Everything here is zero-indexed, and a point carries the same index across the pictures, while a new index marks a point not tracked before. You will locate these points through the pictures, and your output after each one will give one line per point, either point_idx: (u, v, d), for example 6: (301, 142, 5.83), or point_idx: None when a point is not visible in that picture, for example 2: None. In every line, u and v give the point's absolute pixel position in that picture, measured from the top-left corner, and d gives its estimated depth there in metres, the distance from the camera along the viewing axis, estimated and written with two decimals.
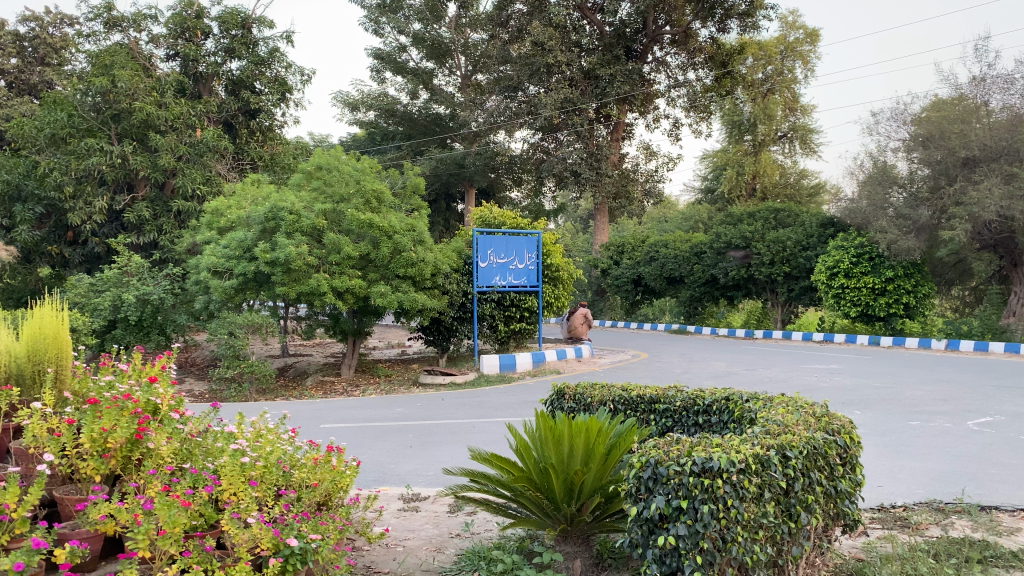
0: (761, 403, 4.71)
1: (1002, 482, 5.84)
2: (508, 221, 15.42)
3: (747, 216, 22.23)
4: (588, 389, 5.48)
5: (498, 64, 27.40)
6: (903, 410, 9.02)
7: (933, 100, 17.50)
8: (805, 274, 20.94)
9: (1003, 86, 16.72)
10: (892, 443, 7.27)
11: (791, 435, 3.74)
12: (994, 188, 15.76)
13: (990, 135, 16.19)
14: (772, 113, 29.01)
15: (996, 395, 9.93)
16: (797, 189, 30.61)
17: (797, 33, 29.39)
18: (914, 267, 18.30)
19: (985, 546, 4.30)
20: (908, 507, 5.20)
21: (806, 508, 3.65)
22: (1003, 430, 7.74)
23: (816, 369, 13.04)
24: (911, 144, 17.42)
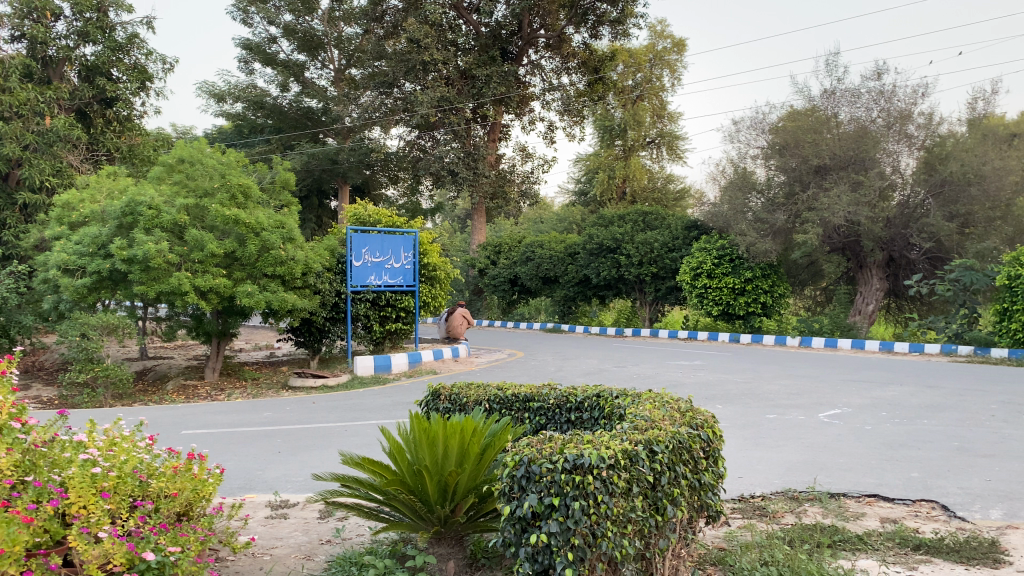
0: (629, 399, 4.83)
1: (849, 469, 6.23)
2: (383, 219, 15.19)
3: (618, 218, 22.85)
4: (463, 389, 5.45)
5: (373, 59, 27.01)
6: (762, 403, 9.49)
7: (789, 111, 18.50)
8: (671, 275, 21.72)
9: (849, 100, 17.87)
10: (751, 436, 7.63)
11: (658, 430, 3.84)
12: (842, 195, 16.83)
13: (839, 145, 17.31)
14: (641, 119, 30.00)
15: (844, 389, 10.61)
16: (663, 193, 31.64)
17: (665, 42, 30.42)
18: (771, 268, 19.35)
19: (835, 530, 4.58)
20: (765, 497, 5.46)
21: (672, 501, 3.76)
22: (850, 421, 8.26)
23: (681, 366, 13.54)
24: (769, 152, 18.44)
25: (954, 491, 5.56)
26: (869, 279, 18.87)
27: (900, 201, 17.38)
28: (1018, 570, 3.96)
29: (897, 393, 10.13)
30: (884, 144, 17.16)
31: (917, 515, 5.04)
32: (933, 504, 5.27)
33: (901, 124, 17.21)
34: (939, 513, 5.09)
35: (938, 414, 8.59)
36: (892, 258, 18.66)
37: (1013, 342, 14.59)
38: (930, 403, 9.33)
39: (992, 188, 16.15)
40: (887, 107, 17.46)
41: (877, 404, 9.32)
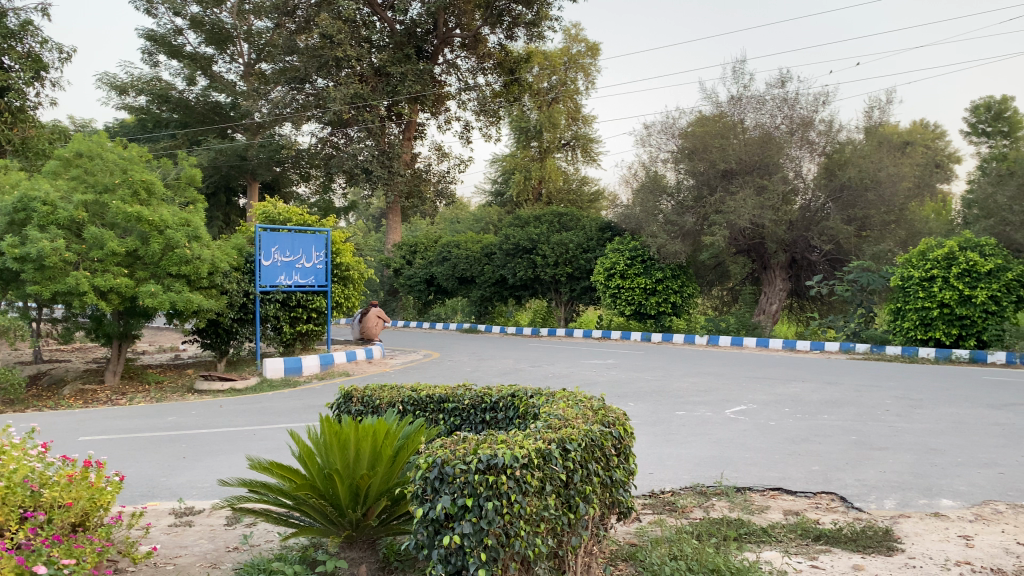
0: (544, 398, 4.86)
1: (754, 464, 6.43)
2: (293, 218, 14.87)
3: (534, 219, 23.04)
4: (376, 391, 5.37)
5: (285, 54, 26.44)
6: (671, 401, 9.71)
7: (697, 116, 19.00)
8: (585, 275, 22.01)
9: (755, 106, 18.54)
10: (661, 432, 7.79)
11: (571, 428, 3.87)
12: (748, 199, 17.35)
13: (745, 150, 17.86)
14: (556, 122, 30.29)
15: (749, 385, 10.96)
16: (578, 195, 32.07)
17: (579, 46, 30.84)
18: (680, 269, 19.88)
19: (741, 524, 4.71)
20: (675, 492, 5.59)
21: (584, 499, 3.80)
22: (755, 417, 8.54)
23: (595, 365, 13.72)
24: (679, 156, 18.86)
25: (852, 483, 5.81)
26: (773, 279, 19.54)
27: (802, 204, 18.07)
28: (910, 556, 4.16)
29: (799, 390, 10.52)
30: (787, 150, 17.84)
31: (817, 507, 5.24)
32: (832, 496, 5.48)
33: (803, 131, 17.95)
34: (838, 504, 5.31)
35: (837, 409, 8.96)
36: (794, 259, 19.39)
37: (906, 339, 15.37)
38: (829, 398, 9.73)
39: (887, 193, 16.96)
40: (790, 114, 18.16)
41: (781, 400, 9.66)
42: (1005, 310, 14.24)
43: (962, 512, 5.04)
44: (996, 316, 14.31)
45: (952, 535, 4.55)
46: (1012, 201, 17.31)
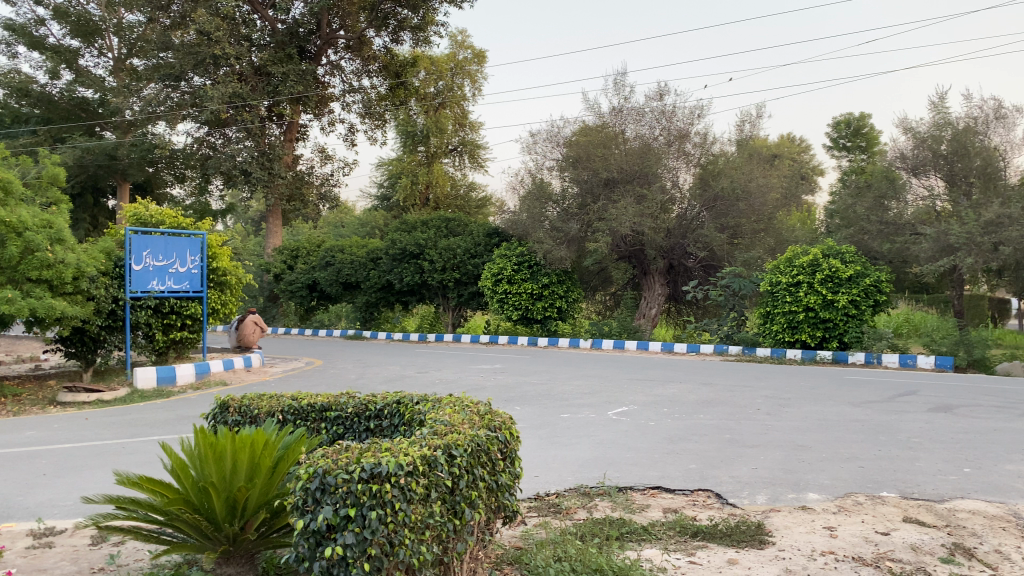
0: (430, 404, 4.83)
1: (635, 464, 6.60)
2: (166, 220, 14.30)
3: (420, 225, 22.97)
4: (255, 401, 5.18)
5: (158, 50, 25.24)
6: (556, 404, 9.85)
7: (581, 125, 19.39)
8: (472, 280, 22.09)
9: (635, 118, 19.17)
10: (547, 435, 7.88)
11: (457, 434, 3.86)
12: (628, 207, 17.76)
13: (626, 160, 18.29)
14: (443, 127, 30.27)
15: (631, 387, 11.27)
16: (466, 201, 32.11)
17: (466, 52, 31.02)
18: (565, 275, 20.25)
19: (622, 523, 4.82)
20: (560, 494, 5.66)
21: (470, 504, 3.79)
22: (636, 418, 8.77)
23: (481, 370, 13.77)
24: (564, 164, 19.16)
25: (726, 480, 6.04)
26: (652, 284, 20.15)
27: (679, 213, 18.73)
28: (781, 548, 4.36)
29: (677, 391, 10.88)
30: (665, 161, 18.50)
31: (695, 504, 5.43)
32: (709, 493, 5.69)
33: (680, 142, 18.73)
34: (714, 501, 5.51)
35: (712, 409, 9.32)
36: (672, 265, 20.10)
37: (776, 341, 16.12)
38: (705, 399, 10.11)
39: (756, 204, 17.89)
40: (667, 126, 18.90)
41: (660, 401, 9.97)
42: (863, 314, 15.22)
43: (826, 504, 5.34)
44: (856, 319, 15.26)
45: (818, 526, 4.80)
46: (869, 211, 18.51)
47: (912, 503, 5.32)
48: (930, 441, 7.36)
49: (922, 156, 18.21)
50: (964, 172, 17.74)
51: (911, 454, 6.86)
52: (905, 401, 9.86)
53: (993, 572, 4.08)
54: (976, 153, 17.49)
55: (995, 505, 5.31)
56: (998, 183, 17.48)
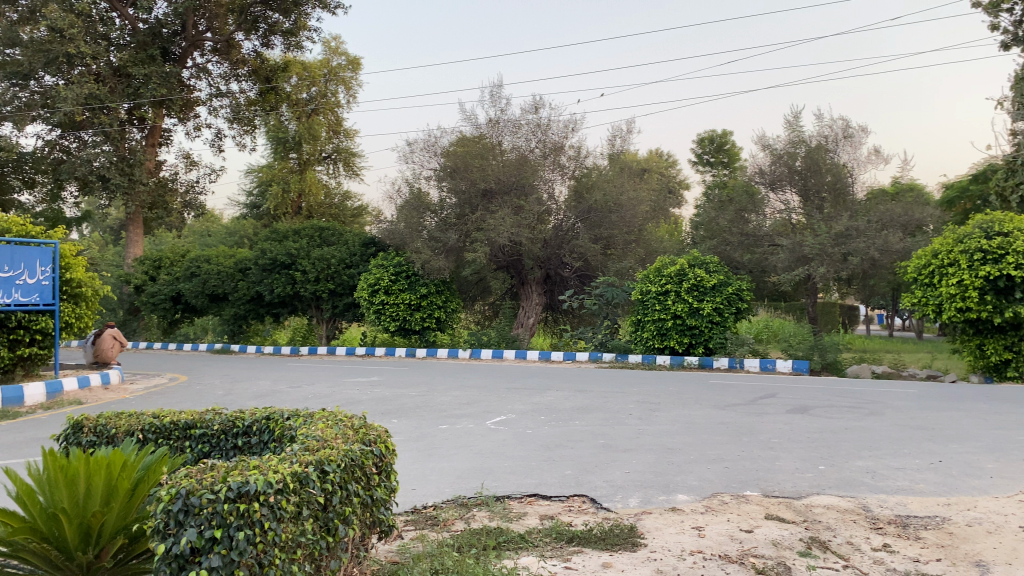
0: (301, 419, 4.69)
1: (512, 472, 6.64)
2: (13, 228, 13.29)
3: (292, 234, 22.40)
4: (112, 420, 4.86)
5: (4, 46, 23.47)
6: (434, 415, 9.79)
7: (459, 136, 19.42)
8: (347, 291, 21.72)
9: (512, 130, 19.41)
10: (424, 447, 7.81)
11: (330, 449, 3.77)
12: (506, 217, 17.89)
13: (503, 171, 18.43)
14: (316, 134, 29.67)
15: (508, 396, 11.37)
16: (340, 210, 31.63)
17: (340, 58, 30.54)
18: (443, 285, 20.24)
19: (500, 532, 4.83)
20: (437, 506, 5.61)
21: (343, 520, 3.70)
22: (514, 427, 8.82)
23: (357, 382, 13.53)
24: (441, 174, 19.08)
25: (601, 485, 6.17)
26: (530, 294, 20.44)
27: (555, 224, 19.12)
28: (652, 549, 4.49)
29: (553, 398, 11.04)
30: (541, 173, 18.80)
31: (570, 510, 5.51)
32: (584, 498, 5.80)
33: (555, 155, 19.10)
34: (589, 506, 5.62)
35: (587, 415, 9.51)
36: (549, 275, 20.47)
37: (647, 348, 16.62)
38: (580, 406, 10.30)
39: (628, 216, 18.57)
40: (543, 138, 19.26)
41: (536, 409, 10.08)
42: (727, 321, 15.98)
43: (694, 504, 5.54)
44: (720, 326, 16.01)
45: (687, 527, 4.97)
46: (731, 223, 19.41)
47: (772, 501, 5.60)
48: (789, 441, 7.77)
49: (779, 171, 19.25)
50: (817, 188, 18.92)
51: (772, 454, 7.22)
52: (765, 403, 10.39)
53: (846, 563, 4.35)
54: (827, 170, 18.70)
55: (847, 499, 5.66)
56: (847, 198, 18.75)
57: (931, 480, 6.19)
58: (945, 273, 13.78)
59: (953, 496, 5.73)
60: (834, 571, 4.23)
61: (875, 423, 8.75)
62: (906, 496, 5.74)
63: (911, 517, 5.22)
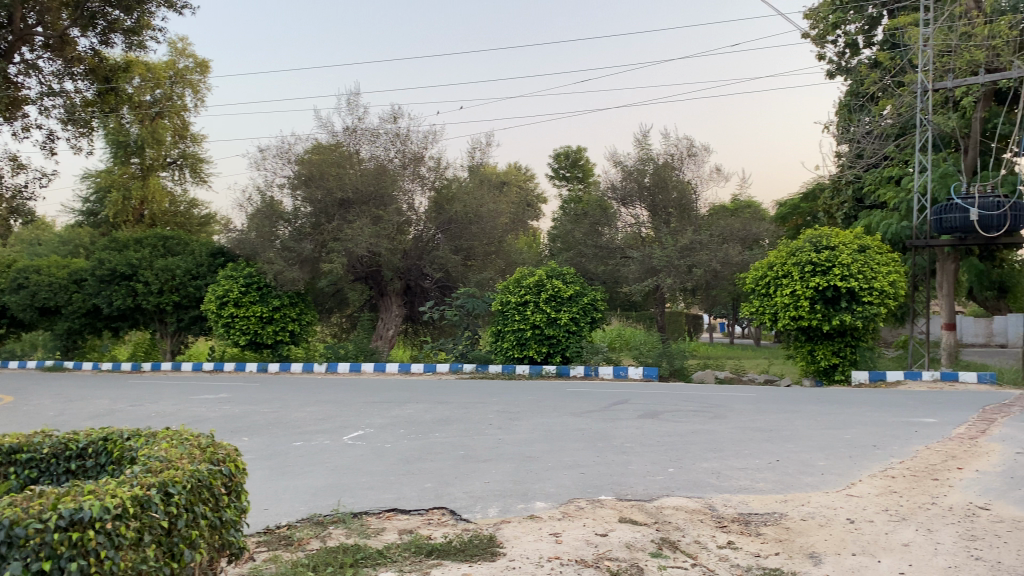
0: (142, 439, 4.43)
1: (370, 488, 6.52)
2: None
3: (133, 243, 21.15)
4: None
5: None
6: (288, 432, 9.46)
7: (314, 143, 18.89)
8: (194, 304, 20.75)
9: (369, 139, 19.15)
10: (278, 465, 7.54)
11: (175, 470, 3.56)
12: (364, 227, 17.63)
13: (361, 181, 18.15)
14: (161, 138, 28.31)
15: (365, 410, 11.18)
16: (187, 218, 30.27)
17: (187, 60, 29.26)
18: (297, 297, 19.64)
19: (357, 549, 4.71)
20: (291, 525, 5.42)
21: (189, 545, 3.49)
22: (372, 442, 8.67)
23: (205, 400, 12.90)
24: (295, 182, 18.48)
25: (461, 496, 6.17)
26: (389, 306, 20.22)
27: (415, 235, 19.18)
28: (510, 558, 4.52)
29: (411, 411, 10.95)
30: (400, 183, 18.67)
31: (429, 523, 5.47)
32: (443, 511, 5.77)
33: (414, 166, 19.04)
34: (448, 518, 5.60)
35: (446, 427, 9.49)
36: (408, 286, 20.38)
37: (506, 358, 16.77)
38: (439, 417, 10.27)
39: (487, 227, 19.09)
40: (402, 149, 19.13)
41: (395, 422, 9.96)
42: (583, 330, 16.45)
43: (552, 511, 5.62)
44: (576, 335, 16.46)
45: (545, 533, 5.04)
46: (586, 236, 20.10)
47: (625, 504, 5.77)
48: (640, 445, 8.06)
49: (630, 187, 19.97)
50: (665, 203, 19.81)
51: (625, 458, 7.46)
52: (618, 409, 10.74)
53: (693, 561, 4.54)
54: (674, 187, 19.61)
55: (693, 499, 5.92)
56: (691, 213, 19.73)
57: (770, 479, 6.58)
58: (779, 284, 14.72)
59: (789, 492, 6.12)
60: (683, 569, 4.40)
61: (719, 426, 9.23)
62: (748, 494, 6.07)
63: (752, 514, 5.52)
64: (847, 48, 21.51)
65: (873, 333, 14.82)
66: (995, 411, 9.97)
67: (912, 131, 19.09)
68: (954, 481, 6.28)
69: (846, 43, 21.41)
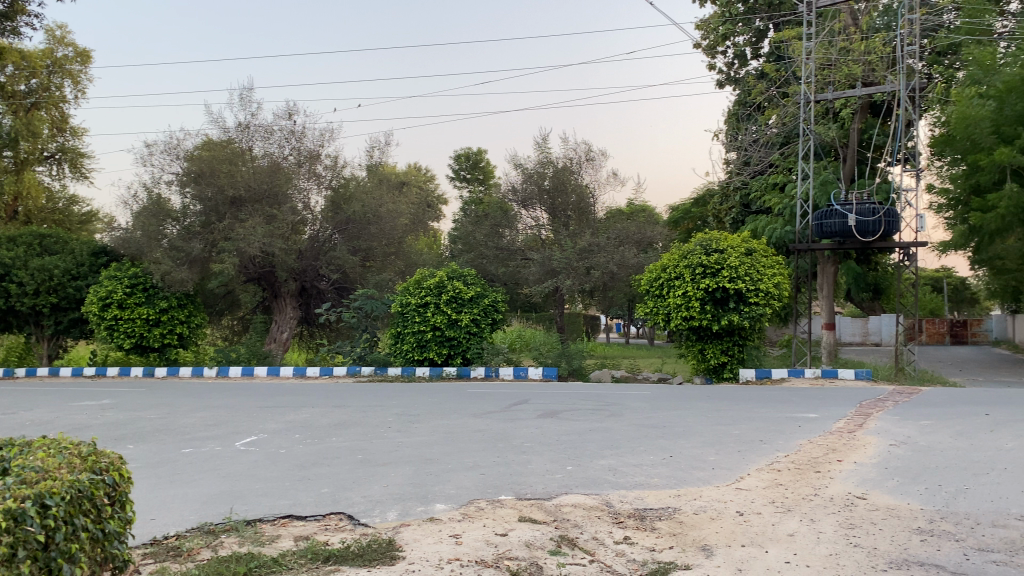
0: (15, 449, 4.15)
1: (265, 494, 6.33)
2: None
3: (6, 241, 19.81)
4: None
5: None
6: (176, 439, 9.09)
7: (204, 139, 18.13)
8: (74, 305, 19.69)
9: (262, 135, 18.55)
10: (165, 473, 7.22)
11: (53, 481, 3.36)
12: (257, 226, 17.16)
13: (253, 178, 17.65)
14: (37, 130, 26.48)
15: (259, 415, 10.87)
16: (65, 215, 28.69)
17: (66, 50, 27.78)
18: (186, 298, 18.88)
19: (251, 558, 4.56)
20: (179, 535, 5.21)
21: (68, 559, 3.30)
22: (266, 447, 8.44)
23: (85, 407, 12.23)
24: (184, 179, 17.74)
25: (359, 500, 6.07)
26: (284, 307, 19.73)
27: (311, 235, 18.82)
28: (409, 561, 4.47)
29: (307, 415, 10.70)
30: (295, 181, 18.25)
31: (326, 529, 5.35)
32: (341, 516, 5.66)
33: (310, 164, 18.67)
34: (346, 523, 5.50)
35: (344, 431, 9.33)
36: (304, 287, 19.96)
37: (405, 361, 16.60)
38: (336, 421, 10.09)
39: (386, 227, 18.96)
40: (297, 146, 18.69)
41: (290, 427, 9.71)
42: (483, 331, 16.49)
43: (452, 513, 5.60)
44: (477, 336, 16.47)
45: (445, 535, 5.01)
46: (487, 238, 20.29)
47: (525, 503, 5.82)
48: (539, 444, 8.13)
49: (529, 190, 20.12)
50: (564, 206, 20.06)
51: (524, 458, 7.51)
52: (517, 409, 10.82)
53: (592, 557, 4.62)
54: (573, 190, 19.89)
55: (591, 496, 6.01)
56: (589, 217, 20.06)
57: (664, 474, 6.76)
58: (672, 286, 15.13)
59: (682, 487, 6.30)
60: (582, 566, 4.47)
61: (615, 424, 9.42)
62: (643, 490, 6.22)
63: (647, 509, 5.66)
64: (736, 59, 22.34)
65: (759, 332, 15.47)
66: (871, 407, 10.54)
67: (795, 140, 20.04)
68: (834, 473, 6.61)
69: (734, 54, 22.25)
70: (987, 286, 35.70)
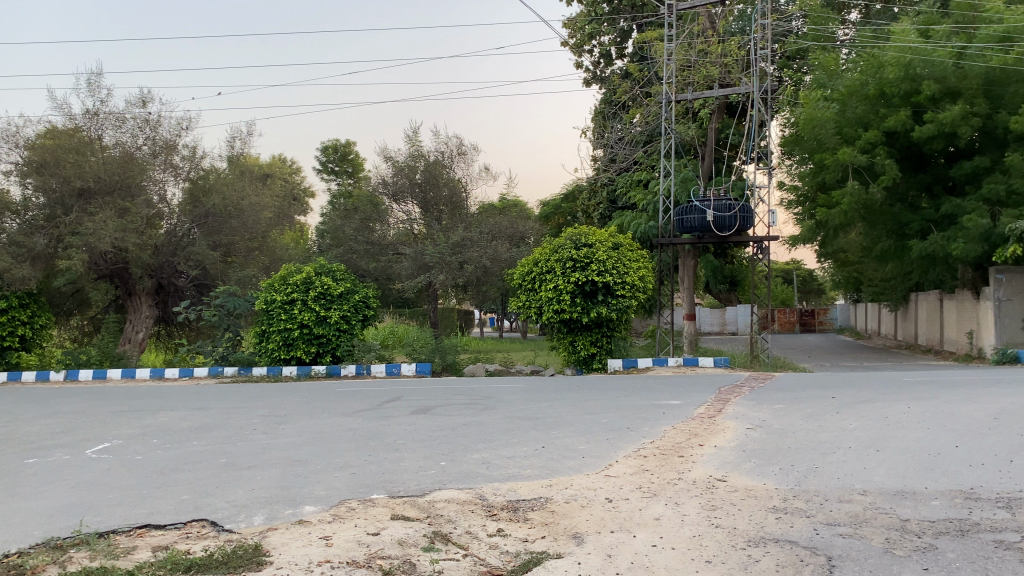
0: None
1: (118, 504, 5.95)
2: None
3: None
4: None
5: None
6: (17, 449, 8.41)
7: (47, 127, 16.80)
8: None
9: (113, 124, 17.38)
10: (5, 486, 6.66)
11: None
12: (108, 220, 16.15)
13: (103, 169, 16.57)
14: None
15: (112, 420, 10.22)
16: None
17: None
18: (28, 297, 17.52)
19: (104, 572, 4.26)
20: (22, 553, 4.81)
21: None
22: (120, 454, 7.95)
23: None
24: (24, 169, 16.46)
25: (222, 506, 5.80)
26: (138, 306, 18.66)
27: (167, 229, 17.89)
28: (277, 566, 4.31)
29: (166, 419, 10.15)
30: (149, 172, 17.28)
31: (188, 537, 5.08)
32: (203, 523, 5.40)
33: (166, 154, 17.76)
34: (209, 530, 5.24)
35: (206, 434, 8.92)
36: (160, 285, 19.00)
37: (271, 360, 16.04)
38: (198, 425, 9.63)
39: (249, 221, 18.38)
40: (152, 135, 17.74)
41: (147, 432, 9.18)
42: (353, 328, 16.23)
43: (322, 515, 5.45)
44: (347, 334, 16.20)
45: (315, 537, 4.87)
46: (356, 232, 19.97)
47: (397, 501, 5.73)
48: (412, 441, 8.05)
49: (400, 183, 19.88)
50: (435, 200, 19.99)
51: (396, 455, 7.41)
52: (389, 406, 10.68)
53: (465, 552, 4.60)
54: (445, 184, 19.85)
55: (465, 491, 6.00)
56: (461, 210, 20.06)
57: (535, 465, 6.84)
58: (543, 279, 15.33)
59: (553, 477, 6.39)
60: (455, 561, 4.44)
61: (488, 417, 9.44)
62: (516, 482, 6.27)
63: (519, 501, 5.70)
64: (602, 58, 22.88)
65: (626, 323, 15.92)
66: (730, 392, 11.04)
67: (658, 138, 20.78)
68: (697, 457, 6.87)
69: (600, 53, 22.79)
70: (833, 278, 38.18)
